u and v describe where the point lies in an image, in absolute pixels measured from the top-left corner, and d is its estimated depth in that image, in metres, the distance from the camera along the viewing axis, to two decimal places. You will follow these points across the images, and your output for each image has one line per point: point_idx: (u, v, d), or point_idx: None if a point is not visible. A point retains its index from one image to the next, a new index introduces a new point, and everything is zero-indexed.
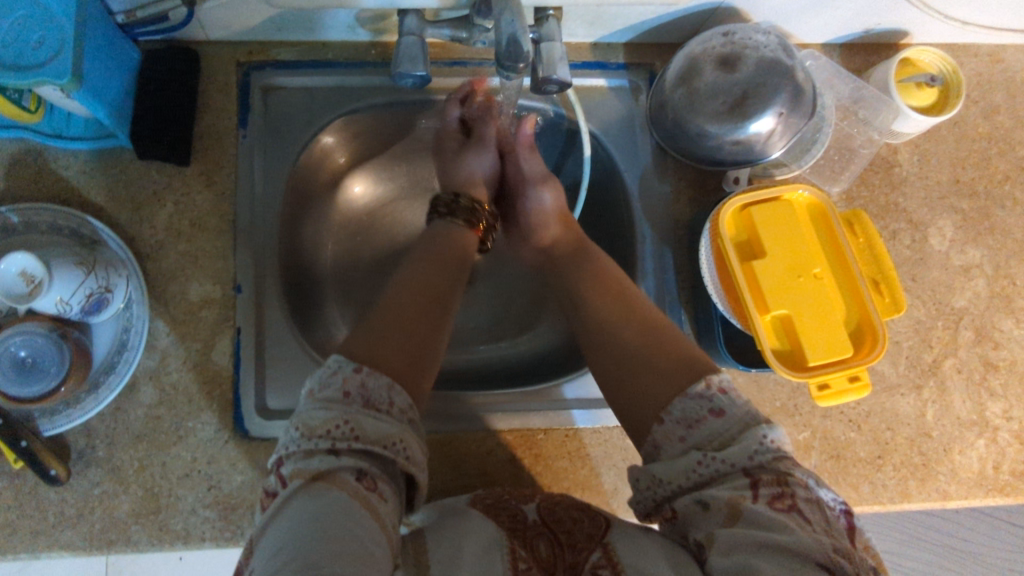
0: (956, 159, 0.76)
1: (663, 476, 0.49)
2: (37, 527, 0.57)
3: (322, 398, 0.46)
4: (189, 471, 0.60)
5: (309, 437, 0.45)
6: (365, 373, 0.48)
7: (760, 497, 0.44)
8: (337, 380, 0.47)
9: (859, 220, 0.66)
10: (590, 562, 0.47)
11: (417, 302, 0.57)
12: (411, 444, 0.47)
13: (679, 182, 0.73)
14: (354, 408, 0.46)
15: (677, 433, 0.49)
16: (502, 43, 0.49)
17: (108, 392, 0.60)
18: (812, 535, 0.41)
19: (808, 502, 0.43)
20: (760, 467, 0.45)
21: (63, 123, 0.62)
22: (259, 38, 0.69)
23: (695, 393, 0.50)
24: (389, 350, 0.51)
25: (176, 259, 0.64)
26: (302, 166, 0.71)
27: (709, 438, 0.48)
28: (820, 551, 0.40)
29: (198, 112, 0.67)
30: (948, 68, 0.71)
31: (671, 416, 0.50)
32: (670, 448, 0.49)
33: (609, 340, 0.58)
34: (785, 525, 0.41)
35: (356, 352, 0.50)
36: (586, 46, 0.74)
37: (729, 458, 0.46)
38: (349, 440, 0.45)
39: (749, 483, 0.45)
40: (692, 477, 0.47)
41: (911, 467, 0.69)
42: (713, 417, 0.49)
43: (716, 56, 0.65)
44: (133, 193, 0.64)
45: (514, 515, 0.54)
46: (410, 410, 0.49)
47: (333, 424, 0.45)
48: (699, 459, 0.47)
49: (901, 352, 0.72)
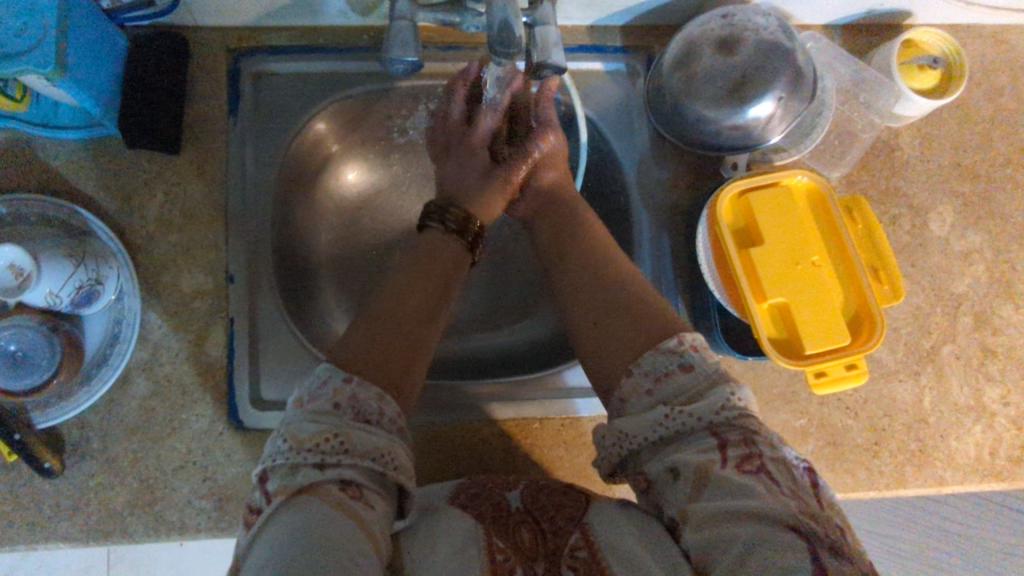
0: (958, 143, 0.75)
1: (629, 430, 0.49)
2: (34, 519, 0.57)
3: (311, 409, 0.46)
4: (184, 462, 0.60)
5: (297, 451, 0.44)
6: (356, 384, 0.47)
7: (728, 460, 0.44)
8: (328, 391, 0.47)
9: (858, 206, 0.65)
10: (570, 546, 0.50)
11: (410, 293, 0.56)
12: (400, 454, 0.47)
13: (676, 167, 0.72)
14: (346, 422, 0.45)
15: (644, 385, 0.50)
16: (495, 27, 0.48)
17: (102, 384, 0.59)
18: (778, 497, 0.42)
19: (775, 462, 0.44)
20: (726, 424, 0.46)
21: (49, 113, 0.61)
22: (249, 23, 0.67)
23: (667, 348, 0.51)
24: (380, 355, 0.51)
25: (167, 250, 0.63)
26: (295, 153, 0.70)
27: (675, 393, 0.48)
28: (786, 512, 0.41)
29: (187, 99, 0.65)
30: (950, 49, 0.70)
31: (640, 369, 0.51)
32: (637, 401, 0.50)
33: (584, 296, 0.59)
34: (754, 490, 0.42)
35: (346, 354, 0.50)
36: (582, 28, 0.73)
37: (697, 413, 0.46)
38: (339, 454, 0.44)
39: (717, 444, 0.45)
40: (658, 432, 0.47)
41: (908, 453, 0.69)
42: (682, 371, 0.49)
43: (714, 39, 0.64)
44: (123, 182, 0.63)
45: (498, 504, 0.55)
46: (399, 419, 0.48)
47: (322, 436, 0.44)
48: (666, 413, 0.47)
49: (899, 339, 0.71)
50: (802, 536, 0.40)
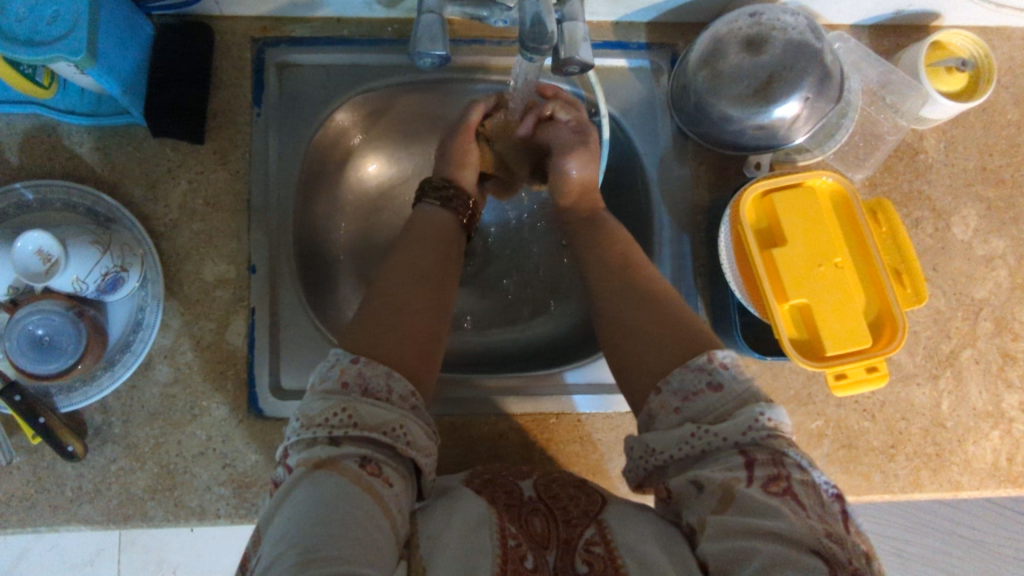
0: (983, 146, 0.74)
1: (657, 445, 0.48)
2: (55, 502, 0.58)
3: (322, 389, 0.47)
4: (204, 449, 0.60)
5: (309, 426, 0.45)
6: (363, 363, 0.47)
7: (754, 479, 0.44)
8: (335, 372, 0.47)
9: (883, 209, 0.64)
10: (584, 540, 0.49)
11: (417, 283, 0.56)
12: (413, 429, 0.47)
13: (698, 166, 0.72)
14: (351, 396, 0.46)
15: (673, 403, 0.49)
16: (525, 23, 0.48)
17: (124, 369, 0.60)
18: (804, 521, 0.42)
19: (804, 485, 0.43)
20: (754, 444, 0.45)
21: (76, 100, 0.62)
22: (274, 14, 0.67)
23: (695, 366, 0.49)
24: (389, 336, 0.51)
25: (191, 238, 0.63)
26: (318, 145, 0.71)
27: (704, 411, 0.48)
28: (810, 537, 0.41)
29: (211, 89, 0.66)
30: (979, 52, 0.70)
31: (668, 386, 0.50)
32: (665, 418, 0.49)
33: (615, 308, 0.58)
34: (778, 511, 0.42)
35: (356, 339, 0.50)
36: (607, 25, 0.72)
37: (723, 433, 0.46)
38: (348, 428, 0.45)
39: (744, 462, 0.44)
40: (684, 449, 0.47)
41: (925, 457, 0.69)
42: (711, 391, 0.48)
43: (742, 38, 0.64)
44: (148, 170, 0.64)
45: (509, 492, 0.55)
46: (410, 396, 0.48)
47: (332, 411, 0.45)
48: (692, 432, 0.46)
49: (919, 342, 0.71)
50: (824, 563, 0.40)
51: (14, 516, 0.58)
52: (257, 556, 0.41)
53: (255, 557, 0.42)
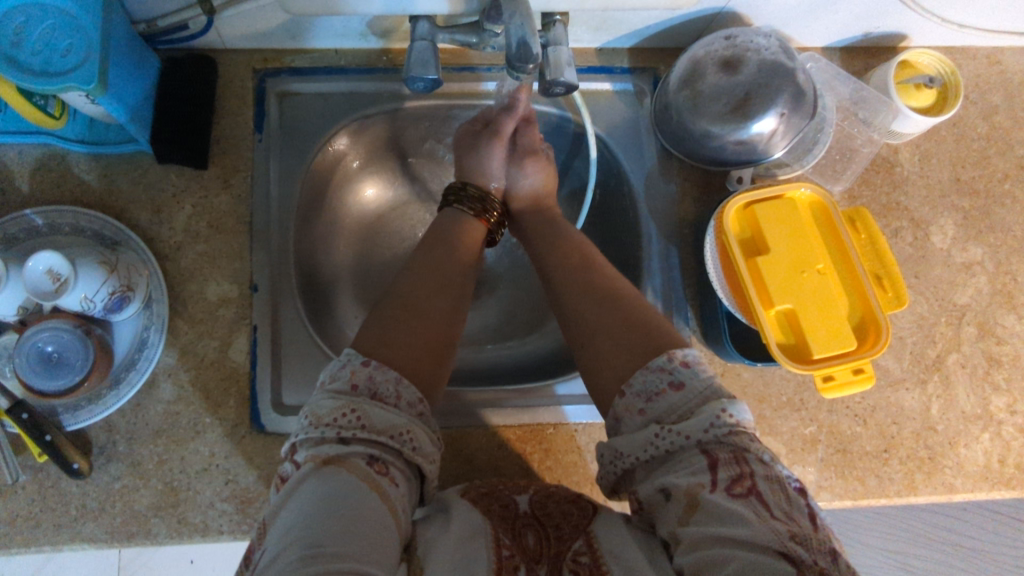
0: (956, 159, 0.78)
1: (623, 449, 0.50)
2: (60, 521, 0.59)
3: (332, 388, 0.48)
4: (207, 464, 0.61)
5: (316, 425, 0.46)
6: (374, 367, 0.50)
7: (717, 483, 0.44)
8: (346, 373, 0.49)
9: (860, 217, 0.67)
10: (573, 551, 0.51)
11: (429, 283, 0.59)
12: (419, 435, 0.49)
13: (683, 182, 0.74)
14: (361, 398, 0.48)
15: (637, 405, 0.51)
16: (512, 46, 0.51)
17: (129, 387, 0.61)
18: (768, 523, 0.42)
19: (767, 481, 0.44)
20: (715, 442, 0.46)
21: (85, 131, 0.65)
22: (274, 46, 0.71)
23: (656, 366, 0.51)
24: (400, 345, 0.52)
25: (194, 260, 0.65)
26: (318, 169, 0.74)
27: (668, 411, 0.49)
28: (774, 538, 0.41)
29: (214, 118, 0.69)
30: (946, 69, 0.73)
31: (631, 389, 0.51)
32: (630, 420, 0.51)
33: (578, 306, 0.59)
34: (740, 516, 0.43)
35: (368, 341, 0.52)
36: (591, 51, 0.76)
37: (685, 431, 0.47)
38: (356, 428, 0.46)
39: (707, 465, 0.45)
40: (649, 451, 0.48)
41: (917, 461, 0.70)
42: (671, 390, 0.50)
43: (718, 59, 0.67)
44: (153, 195, 0.66)
45: (505, 506, 0.56)
46: (418, 404, 0.50)
47: (340, 412, 0.47)
48: (656, 432, 0.48)
49: (905, 347, 0.73)
50: (791, 565, 0.40)
51: (18, 536, 0.58)
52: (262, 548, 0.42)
53: (260, 550, 0.43)
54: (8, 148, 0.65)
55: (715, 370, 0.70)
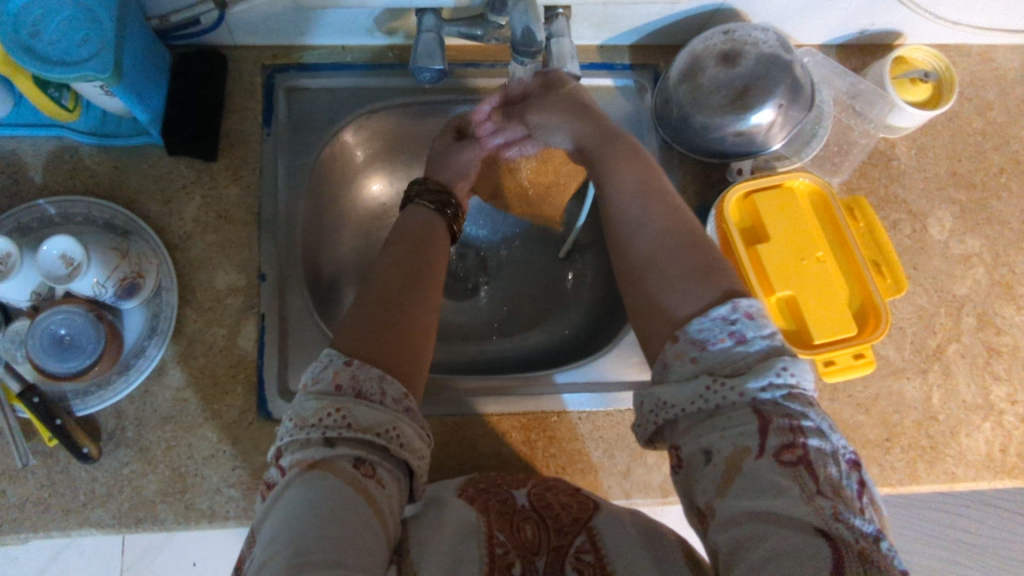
0: (952, 153, 0.79)
1: (669, 399, 0.47)
2: (68, 506, 0.59)
3: (315, 389, 0.47)
4: (214, 451, 0.62)
5: (303, 427, 0.46)
6: (356, 365, 0.48)
7: (765, 449, 0.42)
8: (329, 374, 0.48)
9: (859, 205, 0.68)
10: (575, 547, 0.51)
11: (404, 278, 0.56)
12: (405, 430, 0.47)
13: (684, 175, 0.76)
14: (346, 398, 0.46)
15: (690, 352, 0.47)
16: (516, 33, 0.52)
17: (138, 373, 0.62)
18: (811, 499, 0.40)
19: (818, 452, 0.42)
20: (770, 403, 0.44)
21: (98, 123, 0.67)
22: (284, 43, 0.73)
23: (717, 314, 0.47)
24: (380, 342, 0.50)
25: (203, 249, 0.67)
26: (325, 162, 0.75)
27: (721, 363, 0.46)
28: (815, 516, 0.39)
29: (224, 111, 0.70)
30: (939, 65, 0.75)
31: (685, 335, 0.48)
32: (681, 367, 0.47)
33: (631, 243, 0.55)
34: (785, 488, 0.41)
35: (348, 339, 0.51)
36: (593, 48, 0.78)
37: (738, 387, 0.44)
38: (341, 428, 0.45)
39: (758, 427, 0.43)
40: (697, 404, 0.45)
41: (920, 450, 0.70)
42: (732, 342, 0.46)
43: (717, 53, 0.68)
44: (164, 186, 0.67)
45: (503, 501, 0.56)
46: (404, 399, 0.48)
47: (326, 412, 0.46)
48: (707, 385, 0.45)
49: (906, 337, 0.73)
50: (830, 542, 0.38)
51: (27, 520, 0.59)
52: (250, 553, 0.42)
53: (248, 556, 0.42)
54: (22, 141, 0.66)
55: None
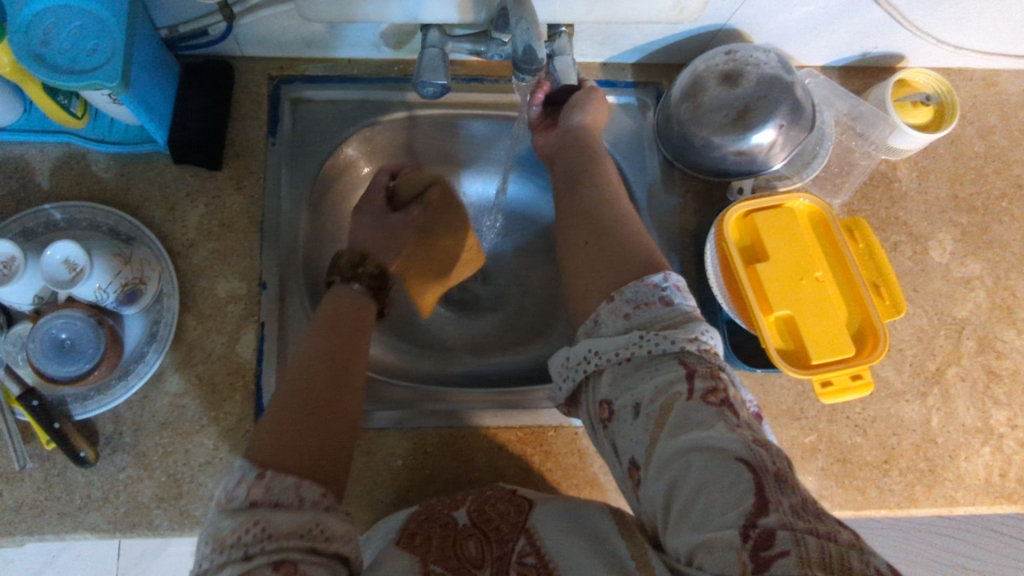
0: (954, 176, 0.79)
1: (601, 348, 0.51)
2: (64, 509, 0.60)
3: (226, 508, 0.43)
4: (211, 458, 0.62)
5: (220, 550, 0.42)
6: (270, 477, 0.45)
7: (694, 392, 0.46)
8: (242, 490, 0.44)
9: (858, 227, 0.68)
10: (517, 552, 0.52)
11: (325, 371, 0.54)
12: (329, 522, 0.45)
13: (685, 193, 0.76)
14: (262, 509, 0.43)
15: (624, 310, 0.53)
16: (517, 50, 0.53)
17: (137, 379, 0.62)
18: (733, 430, 0.44)
19: (734, 397, 0.47)
20: (694, 357, 0.48)
21: (106, 131, 0.67)
22: (290, 54, 0.74)
23: (650, 281, 0.53)
24: (299, 448, 0.48)
25: (206, 257, 0.67)
26: (329, 173, 0.75)
27: (653, 321, 0.51)
28: (736, 443, 0.43)
29: (229, 121, 0.71)
30: (941, 89, 0.75)
31: (623, 296, 0.53)
32: (614, 322, 0.52)
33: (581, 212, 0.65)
34: (710, 423, 0.44)
35: (262, 450, 0.48)
36: (597, 66, 0.79)
37: (670, 339, 0.49)
38: (262, 542, 0.42)
39: (685, 374, 0.47)
40: (631, 351, 0.50)
41: (918, 473, 0.70)
42: (661, 304, 0.52)
43: (718, 73, 0.69)
44: (168, 194, 0.68)
45: (444, 525, 0.55)
46: (324, 498, 0.46)
47: (242, 528, 0.42)
48: (639, 337, 0.50)
49: (905, 359, 0.73)
50: (752, 471, 0.41)
51: (23, 523, 0.59)
52: None
53: None
54: (30, 147, 0.67)
55: None
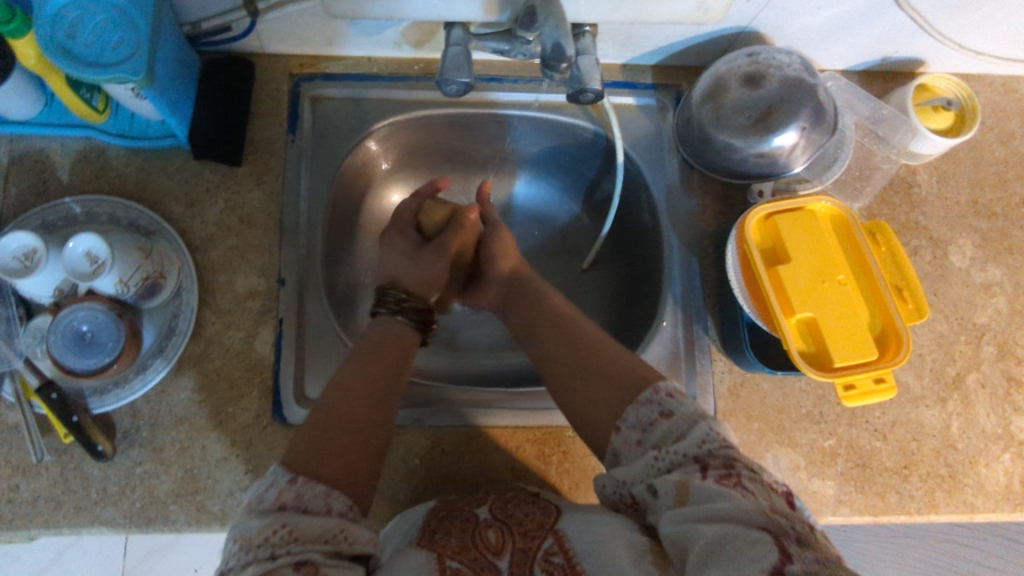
0: (974, 182, 0.79)
1: (625, 478, 0.51)
2: (80, 503, 0.59)
3: (256, 509, 0.44)
4: (228, 454, 0.62)
5: (246, 549, 0.42)
6: (301, 484, 0.46)
7: (708, 475, 0.46)
8: (272, 493, 0.45)
9: (881, 230, 0.67)
10: (543, 549, 0.51)
11: (366, 393, 0.55)
12: (353, 530, 0.46)
13: (705, 194, 0.76)
14: (290, 513, 0.44)
15: (633, 437, 0.52)
16: (546, 48, 0.53)
17: (156, 373, 0.63)
18: (755, 502, 0.44)
19: (753, 481, 0.46)
20: (709, 454, 0.47)
21: (126, 125, 0.67)
22: (311, 52, 0.74)
23: (647, 400, 0.53)
24: (334, 460, 0.49)
25: (225, 253, 0.67)
26: (348, 170, 0.76)
27: (664, 438, 0.50)
28: (759, 516, 0.43)
29: (249, 118, 0.71)
30: (964, 95, 0.75)
31: (626, 423, 0.52)
32: (629, 453, 0.51)
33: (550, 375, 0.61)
34: (729, 496, 0.44)
35: (297, 458, 0.48)
36: (616, 67, 0.79)
37: (681, 450, 0.48)
38: (288, 544, 0.42)
39: (698, 467, 0.47)
40: (651, 473, 0.49)
41: (938, 478, 0.69)
42: (665, 419, 0.51)
43: (741, 74, 0.68)
44: (188, 189, 0.68)
45: (466, 519, 0.54)
46: (348, 509, 0.47)
47: (270, 530, 0.42)
48: (656, 455, 0.49)
49: (925, 364, 0.73)
50: (772, 535, 0.41)
51: (38, 516, 0.59)
52: None
53: None
54: (51, 140, 0.67)
55: (735, 380, 0.70)
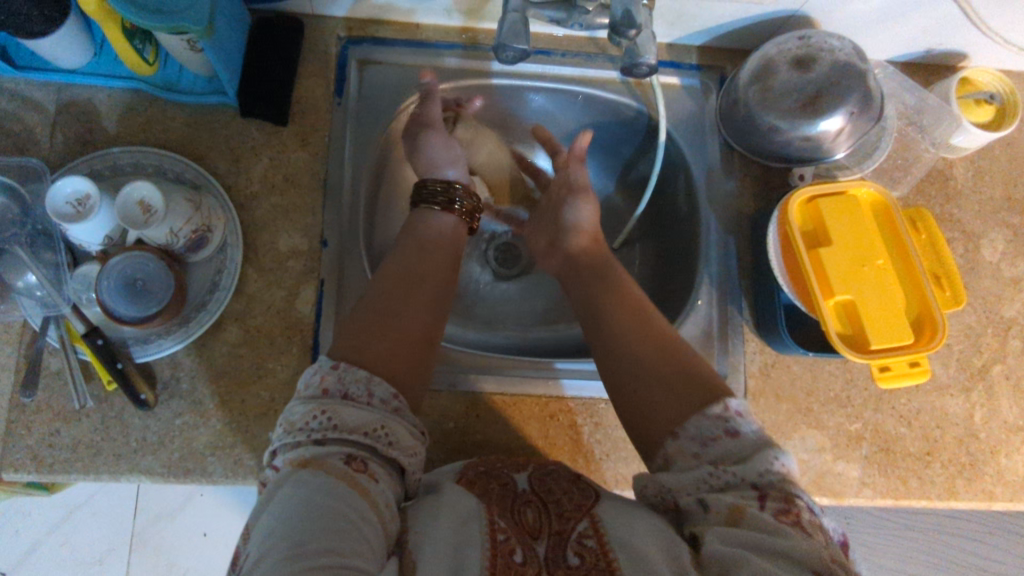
0: (1008, 177, 0.79)
1: (671, 484, 0.49)
2: (120, 451, 0.60)
3: (305, 395, 0.48)
4: (266, 409, 0.62)
5: (291, 431, 0.46)
6: (343, 369, 0.49)
7: (766, 507, 0.44)
8: (317, 379, 0.48)
9: (921, 217, 0.68)
10: (577, 532, 0.49)
11: (412, 292, 0.59)
12: (394, 429, 0.48)
13: (744, 177, 0.76)
14: (332, 400, 0.47)
15: (689, 449, 0.49)
16: (616, 14, 0.54)
17: (198, 326, 0.63)
18: (815, 547, 0.41)
19: (814, 523, 0.43)
20: (772, 483, 0.45)
21: (174, 78, 0.67)
22: (360, 16, 0.74)
23: (713, 413, 0.50)
24: (378, 348, 0.52)
25: (269, 210, 0.67)
26: (391, 134, 0.76)
27: (724, 456, 0.48)
28: (820, 562, 0.41)
29: (297, 78, 0.71)
30: (1005, 88, 0.76)
31: (684, 434, 0.50)
32: (681, 462, 0.49)
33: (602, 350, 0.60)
34: (785, 534, 0.42)
35: (346, 349, 0.51)
36: (662, 46, 0.79)
37: (741, 473, 0.46)
38: (328, 429, 0.45)
39: (757, 494, 0.45)
40: (700, 488, 0.47)
41: (959, 466, 0.70)
42: (728, 437, 0.48)
43: (791, 57, 0.69)
44: (233, 145, 0.68)
45: (504, 485, 0.55)
46: (393, 400, 0.49)
47: (311, 415, 0.46)
48: (710, 471, 0.47)
49: (952, 354, 0.74)
50: None
51: (78, 462, 0.59)
52: (243, 553, 0.42)
53: (245, 554, 0.42)
54: (98, 91, 0.67)
55: (766, 361, 0.71)
